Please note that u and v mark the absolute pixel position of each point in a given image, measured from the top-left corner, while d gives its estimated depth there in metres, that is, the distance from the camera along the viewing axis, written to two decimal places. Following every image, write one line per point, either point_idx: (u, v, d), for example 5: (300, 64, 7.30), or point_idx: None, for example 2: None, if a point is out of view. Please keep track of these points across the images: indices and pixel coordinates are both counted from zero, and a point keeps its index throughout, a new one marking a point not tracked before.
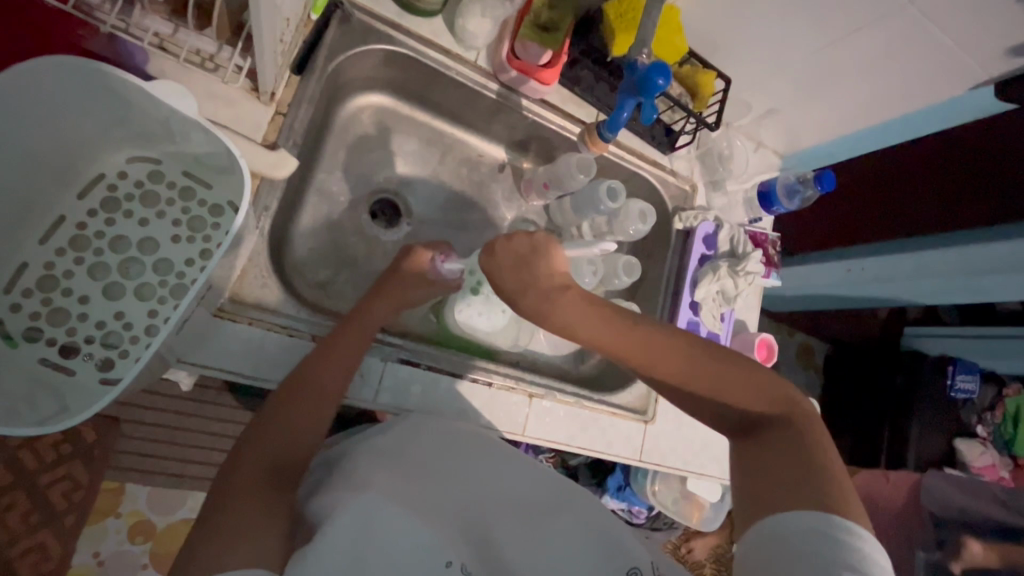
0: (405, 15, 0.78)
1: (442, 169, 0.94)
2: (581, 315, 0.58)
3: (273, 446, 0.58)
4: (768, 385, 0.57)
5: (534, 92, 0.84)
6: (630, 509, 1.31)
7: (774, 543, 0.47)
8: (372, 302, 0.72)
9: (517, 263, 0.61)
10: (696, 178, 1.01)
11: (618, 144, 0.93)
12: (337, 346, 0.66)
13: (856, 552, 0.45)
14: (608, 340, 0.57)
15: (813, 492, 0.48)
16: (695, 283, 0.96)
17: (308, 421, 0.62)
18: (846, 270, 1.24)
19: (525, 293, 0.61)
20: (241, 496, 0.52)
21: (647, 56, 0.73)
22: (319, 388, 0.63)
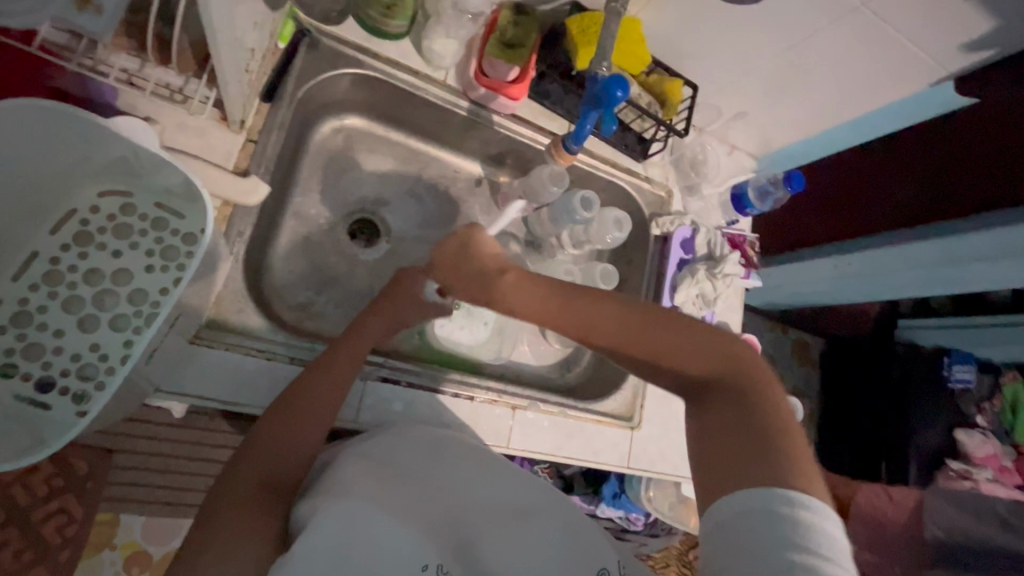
0: (372, 39, 0.80)
1: (419, 187, 0.95)
2: (511, 285, 0.62)
3: (267, 461, 0.58)
4: (713, 344, 0.54)
5: (504, 107, 0.86)
6: (626, 516, 1.30)
7: (721, 535, 0.44)
8: (365, 323, 0.73)
9: (456, 254, 0.70)
10: (671, 184, 1.02)
11: (589, 154, 0.94)
12: (331, 367, 0.67)
13: (805, 526, 0.41)
14: (545, 306, 0.59)
15: (764, 463, 0.44)
16: (675, 287, 0.97)
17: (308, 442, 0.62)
18: (833, 266, 1.22)
19: (467, 281, 0.68)
20: (236, 507, 0.52)
21: (607, 68, 0.76)
22: (314, 407, 0.64)
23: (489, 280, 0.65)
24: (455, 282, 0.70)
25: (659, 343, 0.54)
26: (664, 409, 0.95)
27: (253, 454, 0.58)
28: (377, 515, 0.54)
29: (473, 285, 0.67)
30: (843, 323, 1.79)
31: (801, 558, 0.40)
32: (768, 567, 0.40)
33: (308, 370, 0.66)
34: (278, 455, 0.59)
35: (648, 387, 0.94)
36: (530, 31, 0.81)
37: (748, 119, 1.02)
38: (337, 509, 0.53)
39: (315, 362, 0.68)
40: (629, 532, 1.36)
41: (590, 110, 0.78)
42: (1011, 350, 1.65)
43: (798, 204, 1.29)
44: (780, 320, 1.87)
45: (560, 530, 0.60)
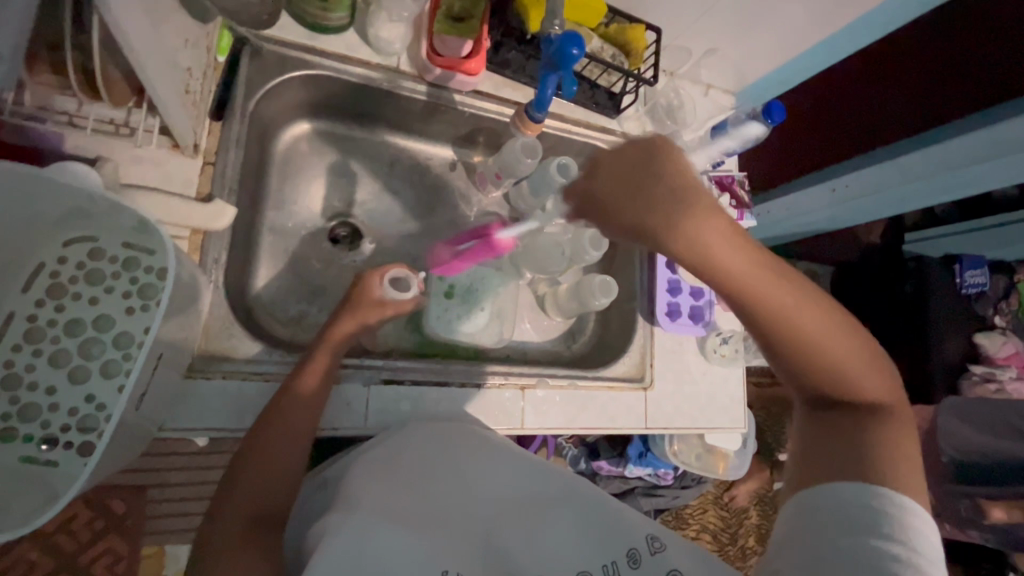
0: (313, 35, 0.76)
1: (393, 181, 0.93)
2: (716, 231, 0.50)
3: (249, 501, 0.57)
4: (875, 366, 0.53)
5: (464, 84, 0.83)
6: (655, 472, 1.32)
7: (813, 509, 0.49)
8: (327, 345, 0.69)
9: (641, 165, 0.54)
10: (650, 135, 0.99)
11: (558, 118, 0.92)
12: (301, 393, 0.64)
13: (901, 526, 0.46)
14: (748, 276, 0.50)
15: (878, 472, 0.48)
16: None
17: (288, 467, 0.61)
18: (830, 191, 1.19)
19: (658, 206, 0.52)
20: (229, 546, 0.53)
21: (559, 27, 0.73)
22: (287, 435, 0.62)
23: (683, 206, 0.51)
24: (634, 193, 0.53)
25: (831, 342, 0.51)
26: (676, 364, 0.94)
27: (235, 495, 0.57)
28: (383, 523, 0.54)
29: (685, 214, 0.50)
30: (847, 247, 1.77)
31: (889, 548, 0.45)
32: (851, 544, 0.46)
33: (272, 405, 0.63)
34: (264, 493, 0.58)
35: (656, 344, 0.93)
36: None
37: (719, 55, 0.98)
38: (342, 529, 0.53)
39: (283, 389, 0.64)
40: (659, 487, 1.37)
41: (551, 74, 0.74)
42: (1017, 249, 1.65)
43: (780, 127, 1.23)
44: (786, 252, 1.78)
45: (580, 520, 0.59)
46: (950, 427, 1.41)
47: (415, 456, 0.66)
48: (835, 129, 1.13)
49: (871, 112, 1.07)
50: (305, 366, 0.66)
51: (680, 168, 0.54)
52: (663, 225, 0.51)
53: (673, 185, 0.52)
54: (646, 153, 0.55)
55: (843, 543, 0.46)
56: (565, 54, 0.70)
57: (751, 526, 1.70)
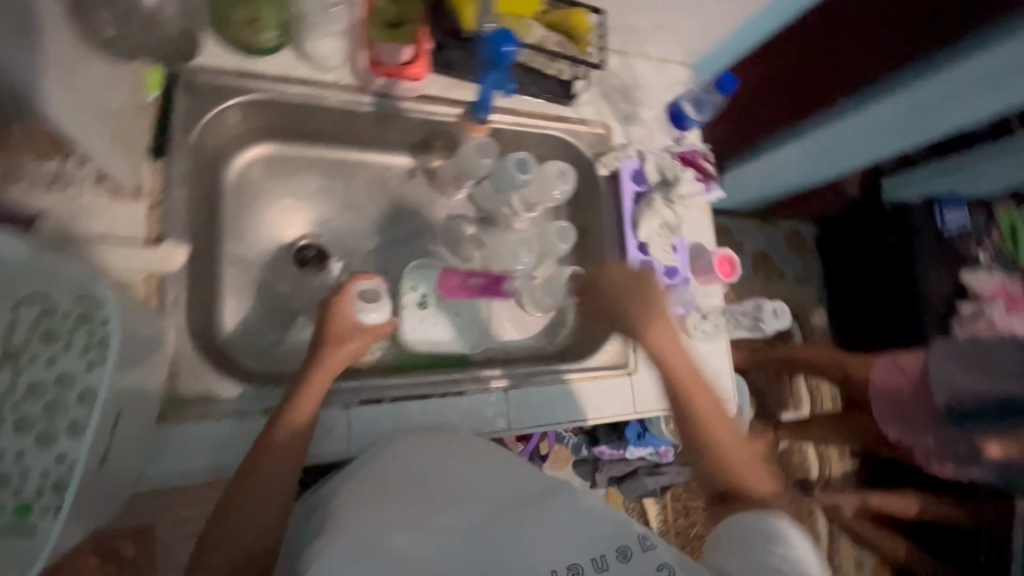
0: (245, 59, 0.74)
1: (354, 197, 0.91)
2: (667, 338, 0.80)
3: (243, 537, 0.58)
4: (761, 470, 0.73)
5: (409, 91, 0.81)
6: (656, 451, 1.32)
7: (730, 528, 0.66)
8: (314, 377, 0.67)
9: (639, 285, 0.85)
10: (608, 119, 0.98)
11: (512, 113, 0.90)
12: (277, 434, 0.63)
13: (790, 545, 0.62)
14: (682, 365, 0.78)
15: (766, 517, 0.66)
16: (636, 223, 0.93)
17: (273, 504, 0.61)
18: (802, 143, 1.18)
19: (640, 323, 0.81)
20: None
21: (491, 26, 0.77)
22: (269, 476, 0.61)
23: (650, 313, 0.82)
24: (623, 307, 0.84)
25: (730, 432, 0.74)
26: None
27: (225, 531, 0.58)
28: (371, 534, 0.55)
29: (656, 328, 0.80)
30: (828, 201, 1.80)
31: (782, 553, 0.61)
32: (757, 546, 0.62)
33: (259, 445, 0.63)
34: (250, 526, 0.59)
35: None
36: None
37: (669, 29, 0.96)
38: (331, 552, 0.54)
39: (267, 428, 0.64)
40: (662, 465, 1.37)
41: (489, 72, 0.80)
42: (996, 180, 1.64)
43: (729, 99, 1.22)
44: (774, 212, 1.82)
45: (569, 521, 0.59)
46: (940, 369, 1.42)
47: (408, 470, 0.67)
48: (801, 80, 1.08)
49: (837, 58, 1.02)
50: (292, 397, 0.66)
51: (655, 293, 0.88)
52: (639, 323, 0.82)
53: (649, 299, 0.84)
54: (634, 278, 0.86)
55: (751, 545, 0.62)
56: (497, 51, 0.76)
57: None
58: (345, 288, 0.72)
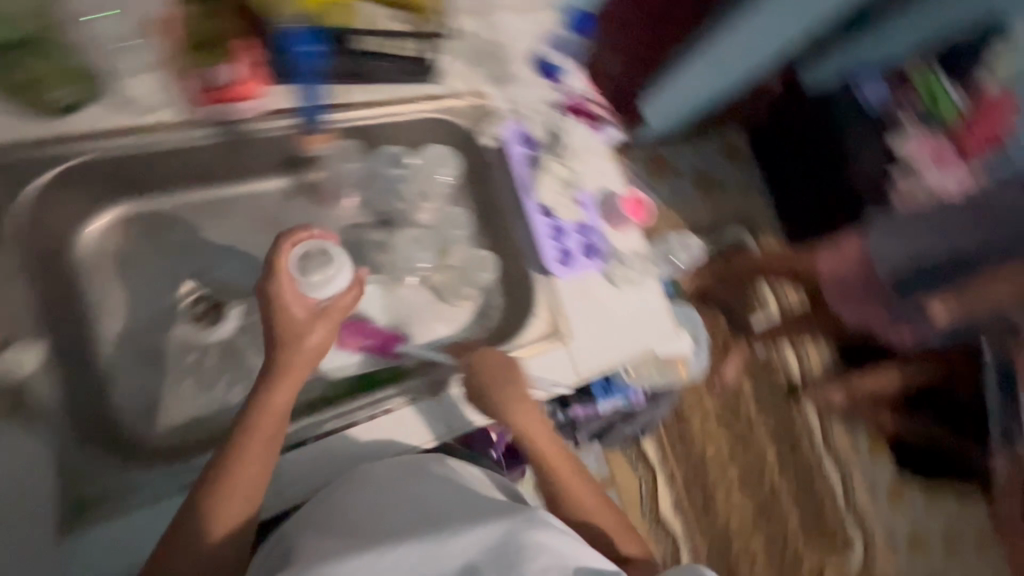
0: (47, 123, 0.67)
1: (237, 235, 0.85)
2: (532, 419, 0.77)
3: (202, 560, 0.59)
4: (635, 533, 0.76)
5: (247, 111, 0.75)
6: (626, 399, 1.32)
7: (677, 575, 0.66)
8: (279, 390, 0.64)
9: (500, 372, 0.77)
10: (479, 83, 0.91)
11: (373, 104, 0.83)
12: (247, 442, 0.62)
13: None
14: (545, 445, 0.77)
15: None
16: (535, 186, 0.90)
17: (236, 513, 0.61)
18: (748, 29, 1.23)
19: (502, 412, 0.76)
20: None
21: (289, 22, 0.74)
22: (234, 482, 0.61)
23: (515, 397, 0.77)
24: (482, 399, 0.76)
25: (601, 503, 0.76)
26: (586, 302, 0.90)
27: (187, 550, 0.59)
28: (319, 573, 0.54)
29: (519, 410, 0.76)
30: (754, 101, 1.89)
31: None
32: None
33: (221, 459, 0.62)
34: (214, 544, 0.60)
35: (561, 295, 0.89)
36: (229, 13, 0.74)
37: None
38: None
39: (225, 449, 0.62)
40: (636, 411, 1.39)
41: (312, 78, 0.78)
42: None
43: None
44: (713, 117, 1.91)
45: (523, 552, 0.56)
46: (879, 246, 1.49)
47: (358, 496, 0.65)
48: None
49: None
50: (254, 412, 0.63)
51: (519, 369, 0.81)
52: (502, 410, 0.76)
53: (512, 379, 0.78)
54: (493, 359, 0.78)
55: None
56: (297, 54, 0.74)
57: (748, 396, 2.02)
58: (284, 259, 0.65)
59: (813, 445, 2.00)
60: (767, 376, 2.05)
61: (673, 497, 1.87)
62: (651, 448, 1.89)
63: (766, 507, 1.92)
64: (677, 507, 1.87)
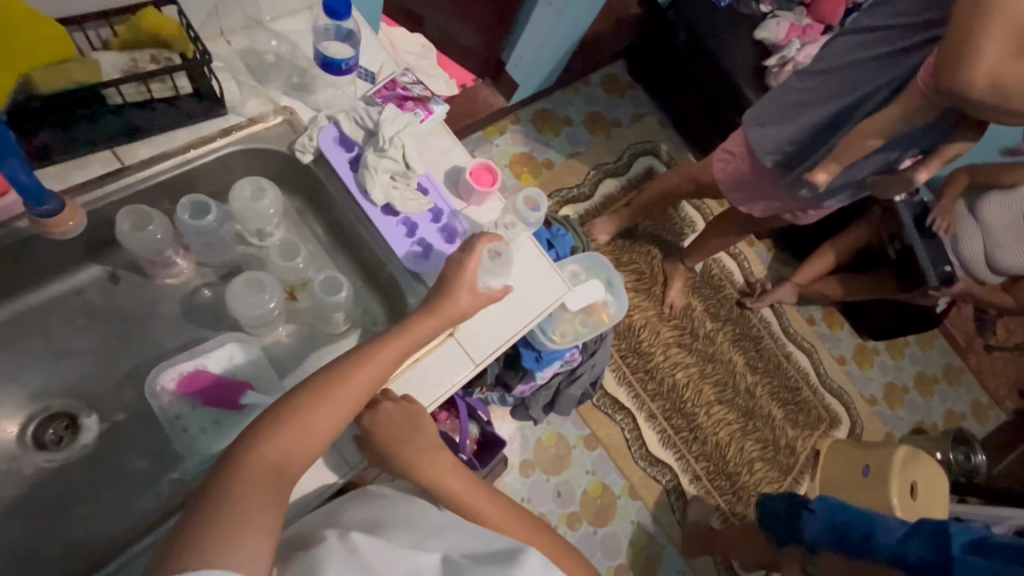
0: None
1: (68, 337, 0.78)
2: (447, 465, 0.72)
3: (261, 461, 0.56)
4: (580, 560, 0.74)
5: (14, 207, 0.66)
6: (564, 361, 1.29)
7: None
8: (422, 320, 0.72)
9: (400, 416, 0.72)
10: (280, 99, 0.85)
11: (165, 155, 0.75)
12: (364, 365, 0.66)
13: None
14: (466, 493, 0.72)
15: None
16: (366, 190, 0.83)
17: (315, 432, 0.61)
18: None
19: (411, 466, 0.71)
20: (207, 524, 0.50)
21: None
22: (328, 410, 0.62)
23: (425, 445, 0.72)
24: (386, 456, 0.71)
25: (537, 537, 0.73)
26: None
27: (203, 528, 0.49)
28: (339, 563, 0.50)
29: (426, 460, 0.72)
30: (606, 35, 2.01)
31: None
32: None
33: (298, 397, 0.62)
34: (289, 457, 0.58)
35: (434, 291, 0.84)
36: None
37: None
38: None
39: (278, 417, 0.60)
40: (576, 369, 1.35)
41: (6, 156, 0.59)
42: None
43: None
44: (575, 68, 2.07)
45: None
46: (758, 137, 1.43)
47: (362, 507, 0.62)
48: None
49: None
50: (333, 381, 0.63)
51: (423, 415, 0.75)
52: (414, 464, 0.71)
53: (416, 427, 0.72)
54: (396, 406, 0.73)
55: None
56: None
57: (701, 313, 2.02)
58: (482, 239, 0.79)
59: (774, 337, 2.06)
60: (712, 287, 2.07)
61: (657, 433, 1.82)
62: (619, 391, 1.83)
63: (749, 412, 1.94)
64: (666, 443, 1.82)
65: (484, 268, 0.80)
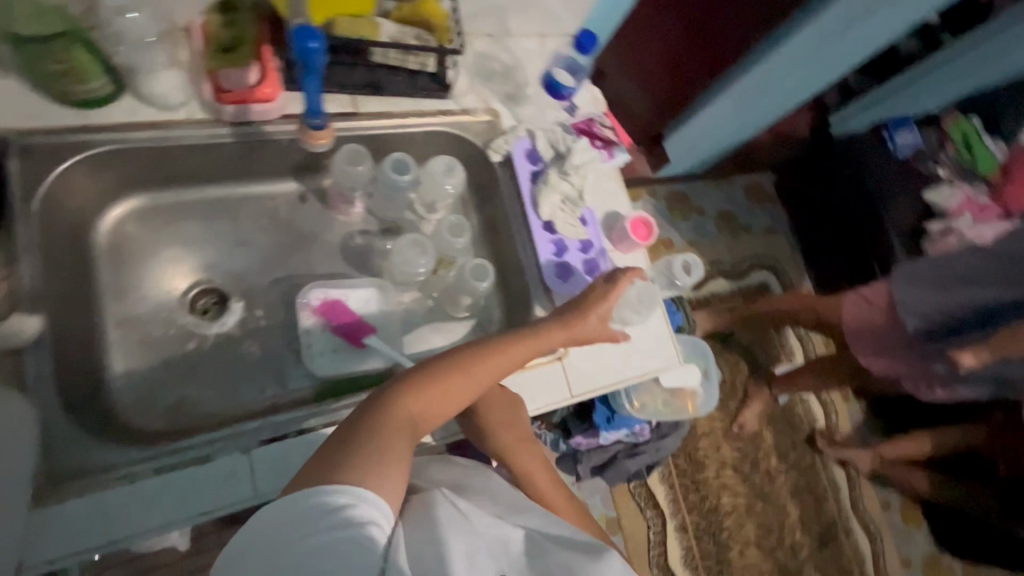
0: (84, 112, 0.71)
1: (244, 232, 0.87)
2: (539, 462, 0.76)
3: (399, 407, 0.61)
4: None
5: (266, 114, 0.78)
6: (631, 432, 1.27)
7: None
8: (550, 332, 0.77)
9: (505, 405, 0.78)
10: (492, 102, 0.94)
11: (389, 115, 0.86)
12: (493, 353, 0.71)
13: None
14: (553, 492, 0.74)
15: None
16: (537, 204, 0.89)
17: (443, 400, 0.65)
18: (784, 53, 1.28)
19: (507, 452, 0.76)
20: (355, 447, 0.54)
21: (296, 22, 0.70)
22: (457, 385, 0.67)
23: (520, 440, 0.77)
24: (488, 440, 0.77)
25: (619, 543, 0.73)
26: None
27: (353, 459, 0.53)
28: (446, 510, 0.53)
29: (522, 450, 0.77)
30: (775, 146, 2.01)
31: None
32: None
33: (438, 364, 0.68)
34: (420, 416, 0.62)
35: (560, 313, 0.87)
36: (246, 9, 0.76)
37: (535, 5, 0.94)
38: (411, 536, 0.50)
39: (411, 380, 0.65)
40: (639, 444, 1.33)
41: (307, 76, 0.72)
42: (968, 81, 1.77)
43: (666, 36, 1.41)
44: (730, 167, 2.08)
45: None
46: (905, 293, 1.37)
47: (447, 469, 0.65)
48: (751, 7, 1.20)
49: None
50: (460, 362, 0.68)
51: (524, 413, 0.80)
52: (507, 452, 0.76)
53: (515, 422, 0.78)
54: (504, 397, 0.79)
55: None
56: (304, 49, 0.68)
57: (770, 447, 1.89)
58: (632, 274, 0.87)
59: (839, 504, 1.88)
60: (789, 423, 1.93)
61: (682, 546, 1.71)
62: (660, 489, 1.74)
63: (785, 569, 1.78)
64: (689, 562, 1.70)
65: (627, 303, 0.89)
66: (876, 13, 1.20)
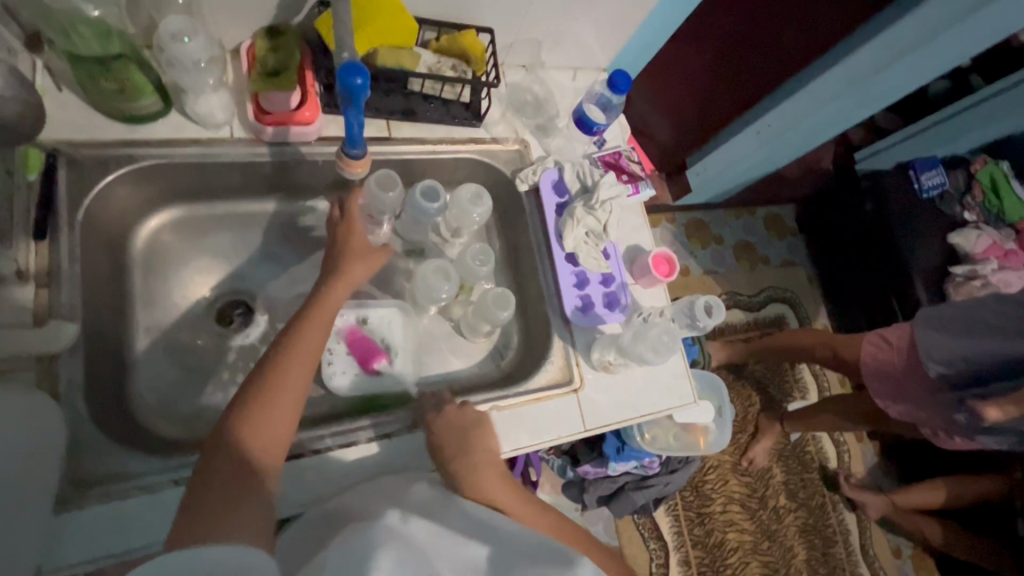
0: (133, 127, 0.74)
1: (273, 247, 0.89)
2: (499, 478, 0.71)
3: (237, 451, 0.55)
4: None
5: (305, 136, 0.80)
6: (640, 464, 1.26)
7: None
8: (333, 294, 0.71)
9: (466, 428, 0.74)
10: (522, 132, 0.95)
11: (421, 141, 0.88)
12: (288, 359, 0.62)
13: None
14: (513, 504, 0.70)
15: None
16: (561, 235, 0.90)
17: (281, 417, 0.59)
18: (810, 100, 1.30)
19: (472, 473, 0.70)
20: (203, 509, 0.50)
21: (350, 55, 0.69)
22: (282, 389, 0.60)
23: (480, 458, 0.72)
24: (447, 462, 0.71)
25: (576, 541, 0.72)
26: (599, 361, 0.87)
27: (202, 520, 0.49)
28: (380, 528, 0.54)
29: (486, 475, 0.70)
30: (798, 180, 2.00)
31: None
32: None
33: (254, 390, 0.60)
34: (260, 448, 0.57)
35: (578, 345, 0.88)
36: (290, 32, 0.77)
37: (571, 42, 0.96)
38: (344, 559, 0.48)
39: (234, 411, 0.58)
40: (649, 477, 1.31)
41: (348, 113, 0.67)
42: (998, 124, 1.77)
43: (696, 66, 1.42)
44: (752, 201, 2.07)
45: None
46: (929, 339, 1.34)
47: (418, 493, 0.64)
48: (780, 54, 1.25)
49: (789, 48, 1.23)
50: (265, 387, 0.59)
51: (481, 426, 0.75)
52: (462, 470, 0.70)
53: (474, 439, 0.73)
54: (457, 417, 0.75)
55: None
56: (348, 86, 0.63)
57: (778, 485, 1.85)
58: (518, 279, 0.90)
59: (848, 549, 1.84)
60: (800, 461, 1.89)
61: None
62: (664, 520, 1.71)
63: None
64: None
65: (652, 346, 0.85)
66: (904, 58, 1.14)
